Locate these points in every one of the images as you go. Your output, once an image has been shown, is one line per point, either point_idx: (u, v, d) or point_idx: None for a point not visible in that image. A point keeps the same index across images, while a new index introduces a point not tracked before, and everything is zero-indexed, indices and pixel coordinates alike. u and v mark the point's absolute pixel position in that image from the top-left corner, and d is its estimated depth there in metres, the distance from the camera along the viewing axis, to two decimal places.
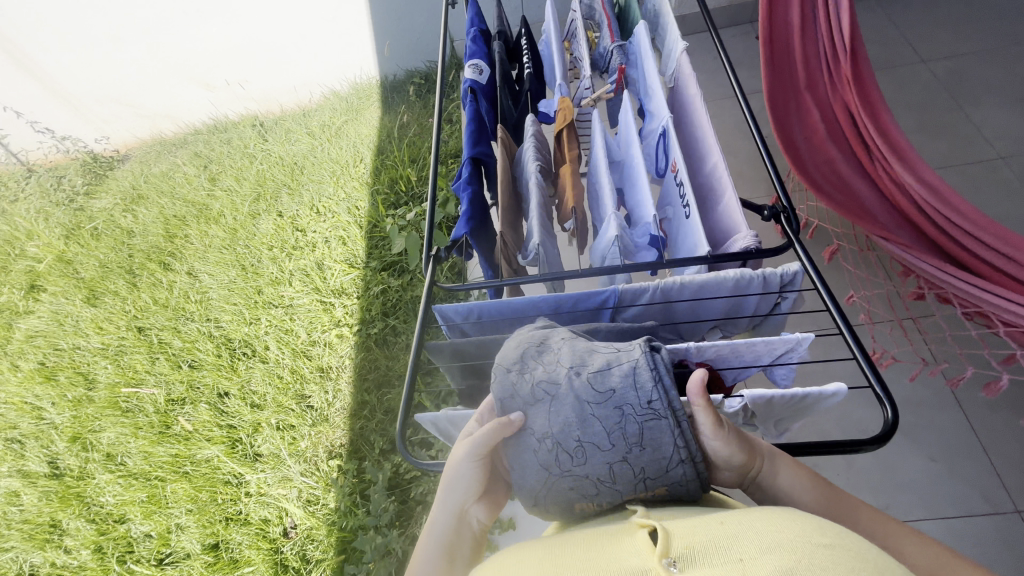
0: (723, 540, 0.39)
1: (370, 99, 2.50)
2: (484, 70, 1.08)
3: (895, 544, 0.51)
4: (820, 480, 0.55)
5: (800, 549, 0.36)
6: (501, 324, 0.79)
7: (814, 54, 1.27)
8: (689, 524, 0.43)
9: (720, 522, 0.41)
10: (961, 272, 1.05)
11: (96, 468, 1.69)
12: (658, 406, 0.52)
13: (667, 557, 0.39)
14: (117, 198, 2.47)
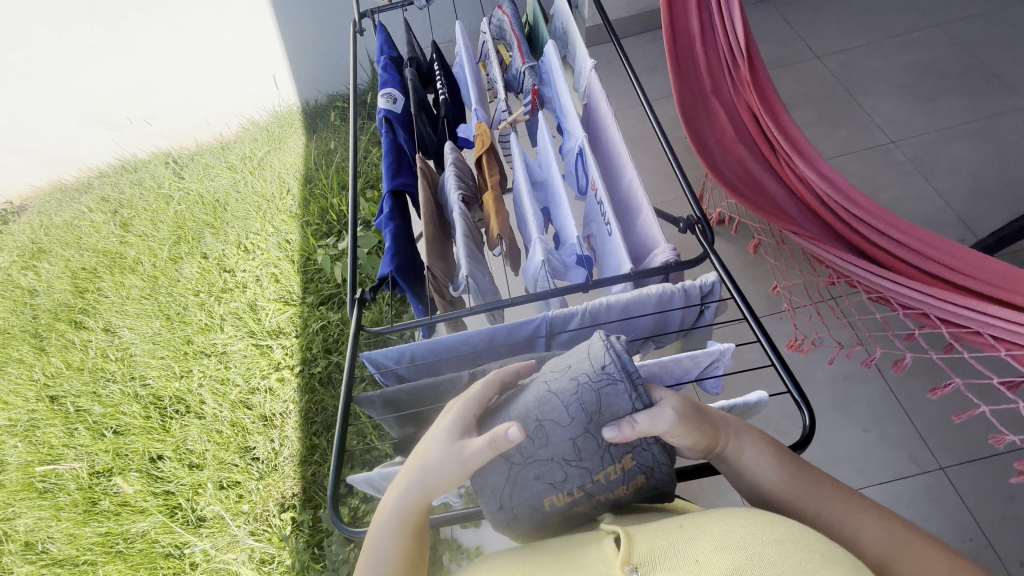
0: (681, 541, 0.39)
1: (292, 126, 2.41)
2: (397, 98, 1.05)
3: (856, 523, 0.48)
4: (786, 457, 0.52)
5: (750, 545, 0.36)
6: (435, 364, 0.77)
7: (716, 59, 1.33)
8: (649, 527, 0.43)
9: (677, 523, 0.42)
10: (860, 261, 1.14)
11: (13, 561, 1.51)
12: (611, 369, 0.51)
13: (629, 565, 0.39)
14: (15, 254, 2.24)
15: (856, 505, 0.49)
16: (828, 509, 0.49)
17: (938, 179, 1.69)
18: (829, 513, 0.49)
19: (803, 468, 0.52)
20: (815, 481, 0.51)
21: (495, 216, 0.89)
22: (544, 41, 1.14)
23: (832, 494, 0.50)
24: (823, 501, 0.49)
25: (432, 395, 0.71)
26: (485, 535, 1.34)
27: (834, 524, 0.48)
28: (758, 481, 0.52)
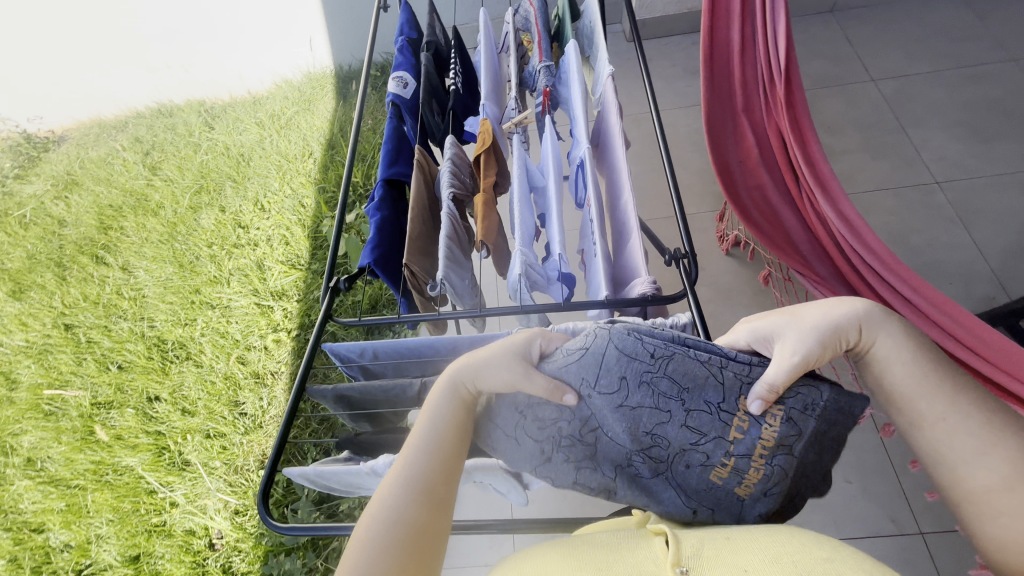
0: (730, 553, 0.43)
1: (323, 89, 2.41)
2: (408, 83, 1.03)
3: (977, 447, 0.44)
4: (931, 361, 0.47)
5: (805, 560, 0.40)
6: (398, 363, 0.77)
7: (753, 76, 1.25)
8: (698, 536, 0.47)
9: (726, 536, 0.46)
10: None
11: (15, 474, 1.62)
12: (660, 352, 0.53)
13: (680, 564, 0.43)
14: (50, 183, 2.34)
15: (992, 432, 0.44)
16: (951, 423, 0.45)
17: (978, 229, 1.58)
18: (947, 426, 0.45)
19: (949, 376, 0.47)
20: (955, 393, 0.46)
21: (482, 219, 0.87)
22: (567, 39, 1.09)
23: (969, 412, 0.45)
24: (948, 416, 0.45)
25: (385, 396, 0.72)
26: None
27: (946, 442, 0.45)
28: (883, 371, 0.48)
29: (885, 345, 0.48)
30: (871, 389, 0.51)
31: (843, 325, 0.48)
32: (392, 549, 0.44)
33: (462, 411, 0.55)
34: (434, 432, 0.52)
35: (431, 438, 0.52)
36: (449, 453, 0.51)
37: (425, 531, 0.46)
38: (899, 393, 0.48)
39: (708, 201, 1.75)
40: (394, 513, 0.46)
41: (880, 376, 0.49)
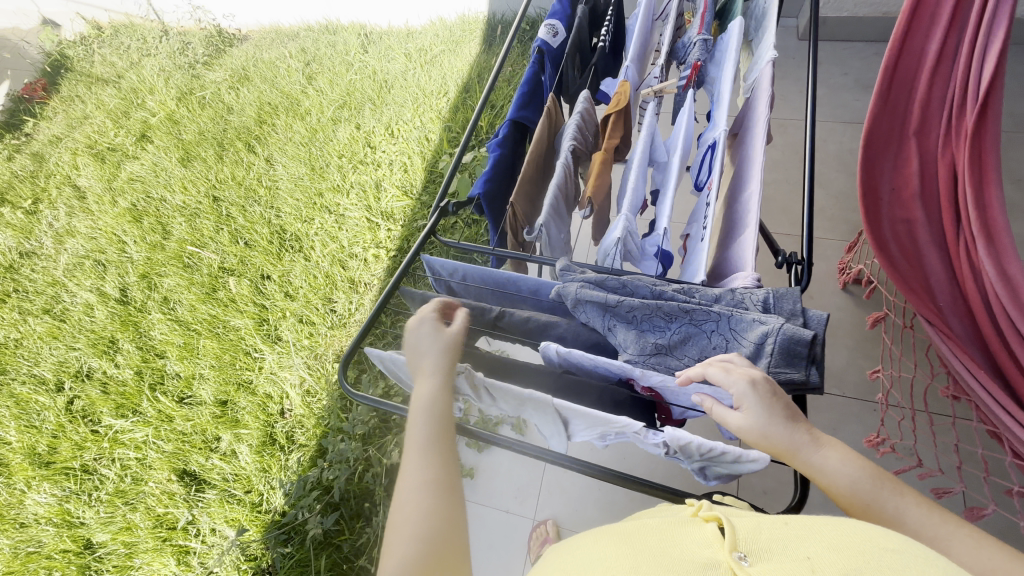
0: (790, 541, 0.41)
1: (472, 33, 2.48)
2: (559, 32, 1.03)
3: (933, 534, 0.45)
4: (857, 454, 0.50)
5: (870, 553, 0.37)
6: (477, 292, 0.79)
7: (941, 96, 1.07)
8: (754, 519, 0.45)
9: (786, 522, 0.43)
10: (988, 384, 1.01)
11: (153, 306, 1.96)
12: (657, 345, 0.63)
13: (737, 551, 0.41)
14: (228, 74, 2.67)
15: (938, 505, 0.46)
16: (906, 514, 0.46)
17: None
18: (897, 519, 0.47)
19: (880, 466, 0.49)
20: (895, 485, 0.48)
21: (594, 177, 0.87)
22: (734, 16, 1.01)
23: (910, 497, 0.48)
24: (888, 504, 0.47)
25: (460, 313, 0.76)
26: (482, 461, 1.46)
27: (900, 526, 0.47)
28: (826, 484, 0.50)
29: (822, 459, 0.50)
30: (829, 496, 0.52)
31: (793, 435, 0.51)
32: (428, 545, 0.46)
33: (445, 401, 0.59)
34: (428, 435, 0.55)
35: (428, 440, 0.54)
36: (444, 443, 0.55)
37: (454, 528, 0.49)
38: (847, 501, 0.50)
39: (838, 229, 1.59)
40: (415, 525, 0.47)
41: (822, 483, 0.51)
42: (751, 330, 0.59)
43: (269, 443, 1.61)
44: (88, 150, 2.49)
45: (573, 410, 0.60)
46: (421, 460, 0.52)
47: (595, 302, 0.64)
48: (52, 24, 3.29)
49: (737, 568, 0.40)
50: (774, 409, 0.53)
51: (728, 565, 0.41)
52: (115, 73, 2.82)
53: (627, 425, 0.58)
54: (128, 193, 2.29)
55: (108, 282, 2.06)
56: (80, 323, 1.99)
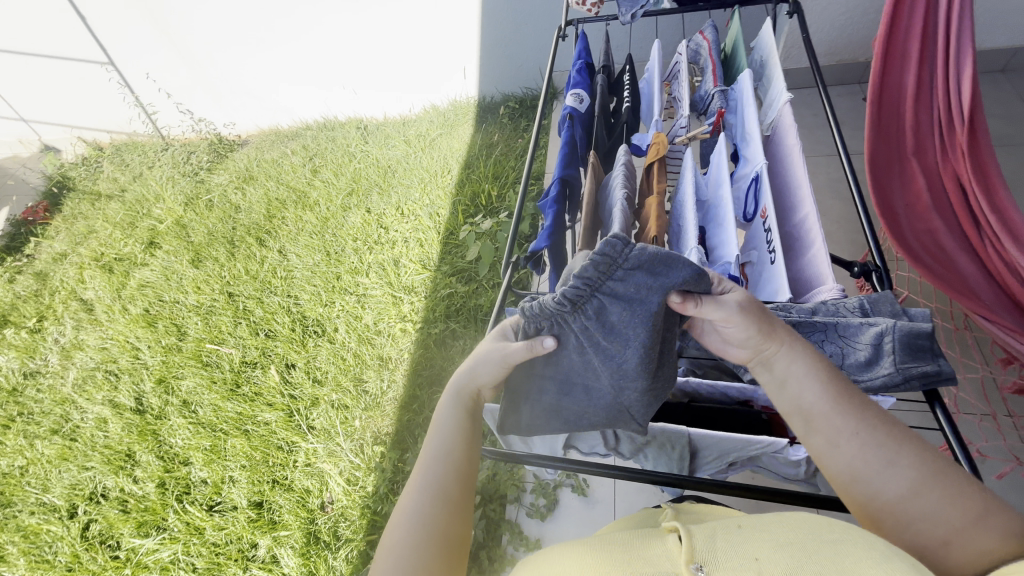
0: (735, 542, 0.46)
1: (465, 116, 2.67)
2: (585, 99, 1.13)
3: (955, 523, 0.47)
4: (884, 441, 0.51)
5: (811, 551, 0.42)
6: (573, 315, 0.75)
7: (927, 119, 1.18)
8: (709, 527, 0.49)
9: (738, 529, 0.47)
10: None
11: (173, 411, 1.88)
12: None
13: (694, 564, 0.45)
14: (233, 176, 2.77)
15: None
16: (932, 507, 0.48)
17: None
18: (925, 505, 0.48)
19: (966, 490, 0.48)
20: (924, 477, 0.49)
21: (654, 219, 0.93)
22: (741, 68, 1.15)
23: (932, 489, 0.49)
24: (937, 529, 0.48)
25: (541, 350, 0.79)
26: (547, 530, 1.38)
27: (933, 564, 0.47)
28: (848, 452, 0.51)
29: (874, 459, 0.50)
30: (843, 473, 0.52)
31: (850, 424, 0.52)
32: (411, 551, 0.52)
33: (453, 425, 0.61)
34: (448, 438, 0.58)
35: (442, 448, 0.58)
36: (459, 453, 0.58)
37: (456, 543, 0.55)
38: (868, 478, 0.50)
39: (848, 250, 1.68)
40: (416, 518, 0.54)
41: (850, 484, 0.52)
42: (866, 331, 0.62)
43: (312, 541, 1.50)
44: (94, 263, 2.49)
45: (715, 438, 0.61)
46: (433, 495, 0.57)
47: (704, 327, 0.66)
48: (52, 150, 3.41)
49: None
50: (842, 394, 0.52)
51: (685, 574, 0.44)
52: (119, 187, 2.89)
53: (774, 444, 0.58)
54: (139, 298, 2.27)
55: (121, 392, 1.98)
56: (91, 440, 1.88)
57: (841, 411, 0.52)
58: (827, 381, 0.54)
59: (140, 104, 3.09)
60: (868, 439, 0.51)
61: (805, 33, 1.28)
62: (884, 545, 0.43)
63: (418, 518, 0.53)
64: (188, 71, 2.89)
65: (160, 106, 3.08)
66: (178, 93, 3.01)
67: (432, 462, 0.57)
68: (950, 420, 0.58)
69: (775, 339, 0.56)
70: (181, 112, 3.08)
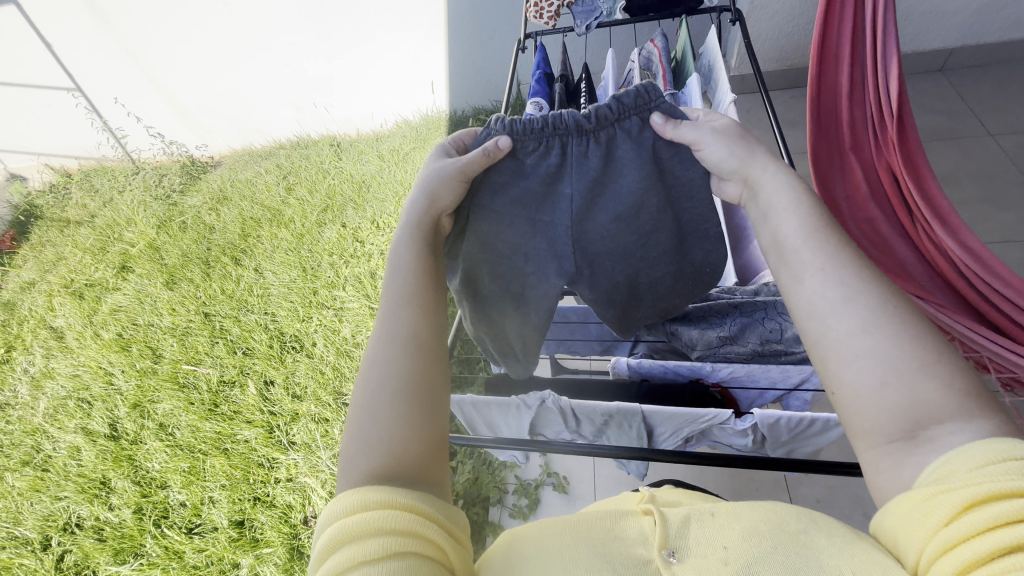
0: (708, 528, 0.48)
1: (437, 130, 2.72)
2: (544, 107, 1.19)
3: (910, 385, 0.43)
4: (855, 284, 0.47)
5: (773, 536, 0.44)
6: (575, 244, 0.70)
7: (862, 116, 1.26)
8: (684, 512, 0.51)
9: (712, 515, 0.49)
10: (991, 333, 1.06)
11: (149, 435, 1.85)
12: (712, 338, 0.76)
13: (666, 549, 0.47)
14: (206, 198, 2.76)
15: (968, 410, 0.41)
16: (889, 362, 0.43)
17: None
18: (882, 367, 0.44)
19: (925, 340, 0.44)
20: (901, 337, 0.44)
21: None
22: (689, 74, 1.22)
23: (904, 349, 0.43)
24: (878, 370, 0.44)
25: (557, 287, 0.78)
26: None
27: (856, 410, 0.45)
28: (809, 291, 0.49)
29: (832, 293, 0.47)
30: (804, 312, 0.49)
31: (818, 259, 0.49)
32: (387, 401, 0.48)
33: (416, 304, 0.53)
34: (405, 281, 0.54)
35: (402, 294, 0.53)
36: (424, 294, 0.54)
37: (435, 383, 0.50)
38: (831, 322, 0.47)
39: None
40: (384, 369, 0.49)
41: (802, 320, 0.49)
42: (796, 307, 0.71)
43: (297, 556, 1.50)
44: (64, 290, 2.44)
45: (668, 413, 0.64)
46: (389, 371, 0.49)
47: (654, 312, 0.79)
48: (17, 178, 3.35)
49: (664, 565, 0.46)
50: (818, 228, 0.49)
51: (658, 563, 0.46)
52: (89, 213, 2.85)
53: (721, 414, 0.63)
54: (111, 323, 2.24)
55: (94, 419, 1.94)
56: (64, 469, 1.83)
57: (812, 245, 0.50)
58: (806, 217, 0.51)
59: (109, 129, 3.06)
60: (832, 274, 0.48)
61: (749, 41, 1.36)
62: (840, 523, 0.46)
63: (389, 368, 0.49)
64: (158, 94, 2.90)
65: (130, 130, 3.06)
66: (148, 115, 3.00)
67: (393, 308, 0.52)
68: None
69: (763, 184, 0.55)
70: (152, 136, 3.07)
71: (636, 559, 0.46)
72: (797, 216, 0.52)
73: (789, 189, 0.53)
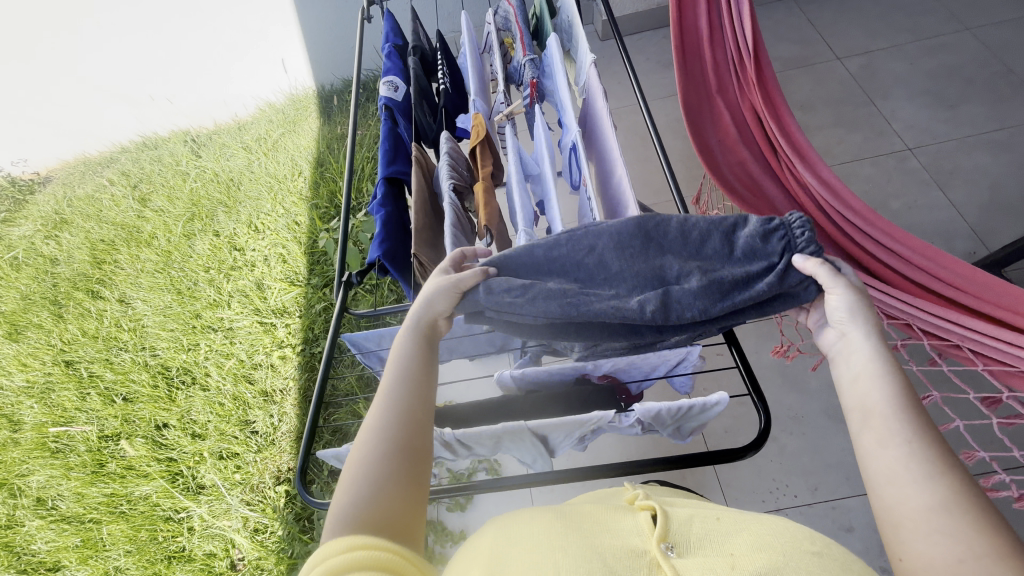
0: (721, 529, 0.46)
1: (307, 109, 2.45)
2: (399, 87, 1.07)
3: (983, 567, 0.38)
4: (939, 463, 0.43)
5: (788, 544, 0.42)
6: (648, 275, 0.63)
7: (724, 59, 1.28)
8: (688, 515, 0.49)
9: (716, 519, 0.48)
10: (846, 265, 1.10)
11: (26, 514, 1.59)
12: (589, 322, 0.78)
13: (665, 542, 0.45)
14: (39, 223, 2.33)
15: None
16: (967, 537, 0.39)
17: (953, 189, 1.64)
18: (953, 539, 0.39)
19: (1008, 535, 0.39)
20: (983, 522, 0.39)
21: (484, 207, 0.91)
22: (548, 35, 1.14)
23: (985, 534, 0.39)
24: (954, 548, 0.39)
25: (559, 309, 0.60)
26: (470, 519, 1.39)
27: None
28: (890, 456, 0.45)
29: (914, 464, 0.43)
30: (883, 476, 0.45)
31: (906, 430, 0.45)
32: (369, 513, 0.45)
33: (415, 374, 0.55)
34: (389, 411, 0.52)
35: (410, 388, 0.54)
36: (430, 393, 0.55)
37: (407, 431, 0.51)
38: (906, 488, 0.43)
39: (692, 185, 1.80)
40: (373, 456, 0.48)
41: (877, 485, 0.45)
42: None
43: None
44: None
45: (551, 424, 0.62)
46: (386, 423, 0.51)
47: None
48: None
49: (663, 557, 0.43)
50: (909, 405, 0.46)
51: (655, 552, 0.44)
52: None
53: (604, 417, 0.61)
54: None
55: None
56: None
57: (907, 417, 0.46)
58: (897, 394, 0.47)
59: None
60: (921, 449, 0.44)
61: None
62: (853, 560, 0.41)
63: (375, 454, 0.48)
64: None
65: None
66: None
67: (386, 405, 0.52)
68: (745, 355, 0.63)
69: (852, 348, 0.52)
70: None
71: (631, 549, 0.45)
72: (888, 381, 0.48)
73: (882, 358, 0.50)
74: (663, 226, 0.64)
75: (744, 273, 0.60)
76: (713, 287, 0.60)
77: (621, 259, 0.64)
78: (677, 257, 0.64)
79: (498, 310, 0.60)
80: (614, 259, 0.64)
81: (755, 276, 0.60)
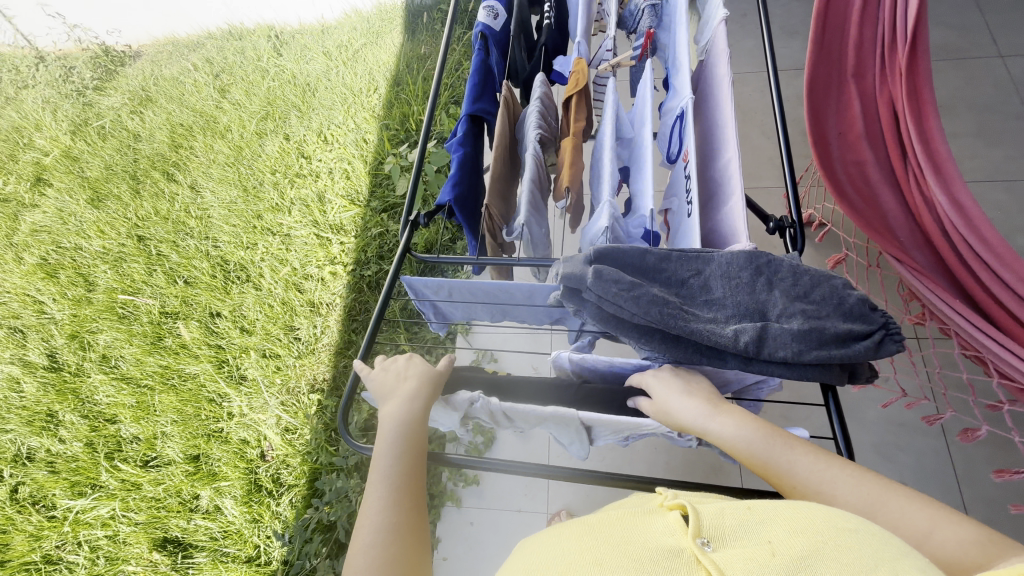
0: (751, 522, 0.42)
1: (393, 22, 2.35)
2: (501, 14, 0.94)
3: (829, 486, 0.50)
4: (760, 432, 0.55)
5: (826, 537, 0.38)
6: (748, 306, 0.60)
7: (872, 36, 1.09)
8: (721, 506, 0.45)
9: (749, 508, 0.43)
10: (964, 311, 1.00)
11: (91, 368, 1.73)
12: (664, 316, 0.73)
13: (699, 537, 0.41)
14: (126, 97, 2.32)
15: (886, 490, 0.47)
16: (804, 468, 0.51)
17: None
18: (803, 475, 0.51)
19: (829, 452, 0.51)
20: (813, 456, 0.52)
21: (569, 166, 0.84)
22: None
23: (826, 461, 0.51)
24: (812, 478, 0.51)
25: (657, 314, 0.59)
26: None
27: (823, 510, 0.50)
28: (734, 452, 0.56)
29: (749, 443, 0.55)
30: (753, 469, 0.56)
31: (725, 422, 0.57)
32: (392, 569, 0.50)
33: (414, 436, 0.60)
34: (393, 468, 0.57)
35: (394, 455, 0.58)
36: (418, 450, 0.60)
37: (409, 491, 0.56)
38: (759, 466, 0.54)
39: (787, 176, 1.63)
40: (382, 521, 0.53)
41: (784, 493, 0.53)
42: None
43: (254, 489, 1.51)
44: None
45: (603, 419, 0.60)
46: (387, 483, 0.55)
47: None
48: None
49: (700, 552, 0.40)
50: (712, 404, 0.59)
51: (690, 548, 0.40)
52: None
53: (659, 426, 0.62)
54: (34, 246, 2.00)
55: (30, 349, 1.79)
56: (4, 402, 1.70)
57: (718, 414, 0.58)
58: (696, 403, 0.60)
59: None
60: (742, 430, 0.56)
61: None
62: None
63: (382, 522, 0.53)
64: None
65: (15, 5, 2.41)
66: None
67: (382, 474, 0.56)
68: (837, 410, 0.59)
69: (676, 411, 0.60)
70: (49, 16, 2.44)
71: (667, 548, 0.41)
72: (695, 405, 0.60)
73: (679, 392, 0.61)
74: (776, 264, 0.61)
75: (845, 330, 0.56)
76: (814, 335, 0.56)
77: (725, 286, 0.62)
78: (783, 296, 0.60)
79: (600, 297, 0.61)
80: (715, 280, 0.63)
81: (857, 338, 0.56)
